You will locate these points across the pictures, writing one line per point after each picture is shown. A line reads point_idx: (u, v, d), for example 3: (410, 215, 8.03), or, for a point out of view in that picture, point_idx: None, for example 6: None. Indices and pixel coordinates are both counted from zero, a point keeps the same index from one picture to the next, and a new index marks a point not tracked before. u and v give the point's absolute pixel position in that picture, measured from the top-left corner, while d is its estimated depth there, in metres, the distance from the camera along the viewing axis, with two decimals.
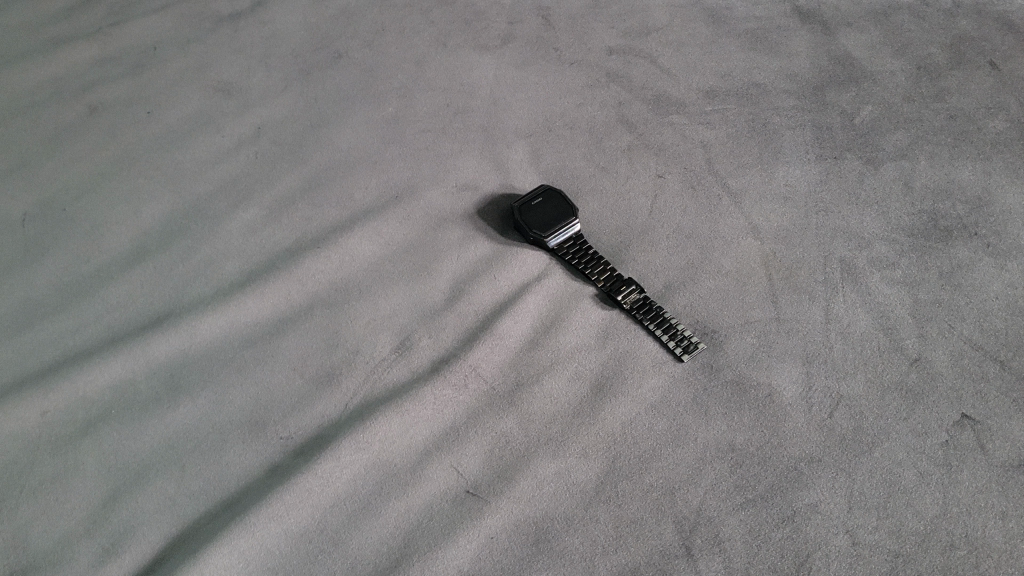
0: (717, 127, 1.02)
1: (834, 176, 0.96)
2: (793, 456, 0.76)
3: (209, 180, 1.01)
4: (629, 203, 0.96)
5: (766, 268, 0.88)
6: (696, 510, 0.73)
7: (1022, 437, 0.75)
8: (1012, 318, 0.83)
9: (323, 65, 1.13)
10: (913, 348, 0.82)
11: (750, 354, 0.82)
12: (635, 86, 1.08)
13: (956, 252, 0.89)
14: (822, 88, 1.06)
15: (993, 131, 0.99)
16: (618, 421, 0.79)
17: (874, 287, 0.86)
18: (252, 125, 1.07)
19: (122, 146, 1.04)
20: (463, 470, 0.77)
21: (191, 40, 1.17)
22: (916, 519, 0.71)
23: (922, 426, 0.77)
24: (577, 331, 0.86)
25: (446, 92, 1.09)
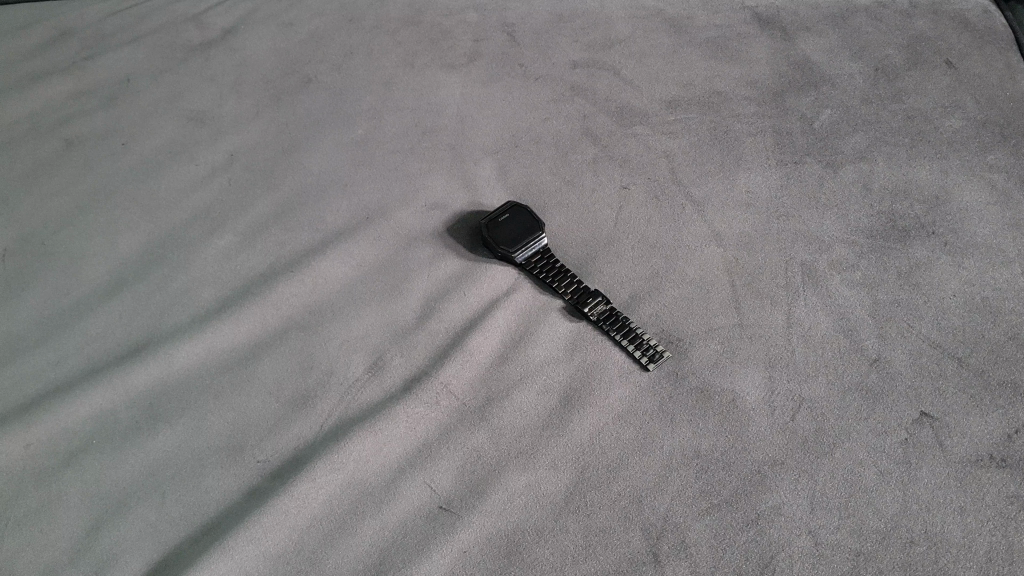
0: (680, 137, 1.04)
1: (794, 181, 0.98)
2: (757, 460, 0.77)
3: (185, 209, 1.03)
4: (595, 215, 0.97)
5: (728, 275, 0.90)
6: (663, 517, 0.74)
7: (979, 432, 0.77)
8: (969, 315, 0.85)
9: (294, 90, 1.16)
10: (873, 349, 0.83)
11: (714, 359, 0.84)
12: (599, 99, 1.10)
13: (914, 251, 0.91)
14: (782, 94, 1.09)
15: (950, 129, 1.02)
16: (587, 432, 0.81)
17: (834, 289, 0.88)
18: (225, 152, 1.09)
19: (99, 179, 1.06)
20: (436, 486, 0.79)
21: (164, 70, 1.19)
22: (876, 518, 0.72)
23: (882, 425, 0.78)
24: (546, 345, 0.88)
25: (414, 112, 1.11)
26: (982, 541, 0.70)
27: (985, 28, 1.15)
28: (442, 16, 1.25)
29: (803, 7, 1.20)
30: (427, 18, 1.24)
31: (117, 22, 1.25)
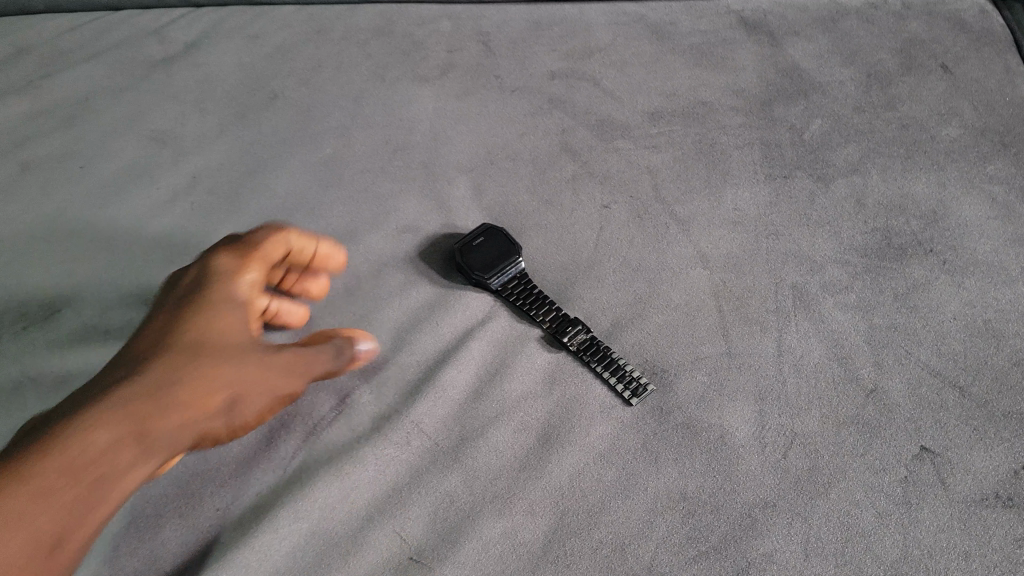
0: (663, 151, 0.99)
1: (784, 196, 0.93)
2: (747, 502, 0.72)
3: (145, 236, 0.98)
4: (574, 236, 0.92)
5: (715, 299, 0.85)
6: (647, 566, 0.70)
7: (983, 468, 0.73)
8: (971, 340, 0.80)
9: (260, 106, 1.10)
10: (869, 378, 0.78)
11: (701, 393, 0.79)
12: (578, 112, 1.05)
13: (911, 271, 0.86)
14: (770, 102, 1.03)
15: (948, 138, 0.97)
16: (566, 474, 0.76)
17: (827, 314, 0.83)
18: (188, 175, 1.04)
19: (54, 205, 1.01)
20: (405, 535, 0.74)
21: (125, 87, 1.13)
22: (875, 565, 0.68)
23: (879, 462, 0.73)
24: (523, 378, 0.83)
25: (385, 128, 1.06)
26: None
27: (981, 30, 1.10)
28: (414, 25, 1.19)
29: (790, 10, 1.15)
30: (399, 27, 1.19)
31: (76, 38, 1.19)
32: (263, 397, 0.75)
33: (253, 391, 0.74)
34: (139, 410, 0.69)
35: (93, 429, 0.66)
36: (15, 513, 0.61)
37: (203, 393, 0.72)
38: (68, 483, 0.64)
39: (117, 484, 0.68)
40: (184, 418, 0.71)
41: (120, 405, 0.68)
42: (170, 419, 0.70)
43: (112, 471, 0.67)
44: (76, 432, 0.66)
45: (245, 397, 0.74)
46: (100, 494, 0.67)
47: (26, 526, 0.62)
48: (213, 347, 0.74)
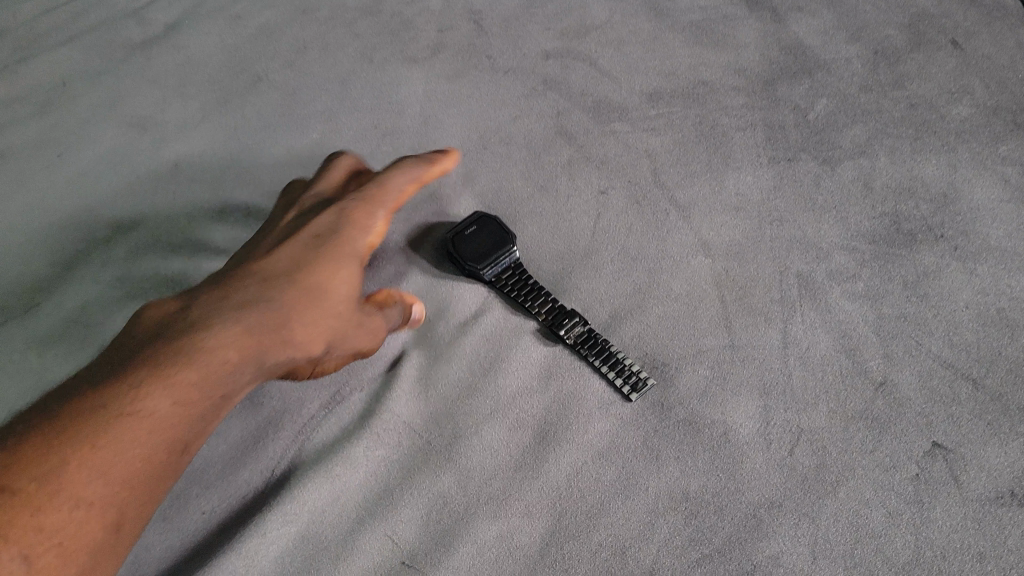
0: (662, 134, 0.95)
1: (788, 180, 0.90)
2: (752, 502, 0.69)
3: (125, 226, 0.94)
4: (570, 224, 0.89)
5: (718, 289, 0.82)
6: (649, 570, 0.67)
7: (998, 465, 0.70)
8: (984, 330, 0.77)
9: (244, 90, 1.07)
10: (878, 371, 0.75)
11: (703, 387, 0.76)
12: (574, 94, 1.01)
13: (921, 257, 0.83)
14: (773, 81, 1.00)
15: (958, 117, 0.94)
16: (564, 474, 0.73)
17: (834, 304, 0.80)
18: (169, 163, 1.00)
19: (30, 195, 0.97)
20: (398, 538, 0.71)
21: (103, 71, 1.09)
22: (886, 567, 0.65)
23: (890, 459, 0.70)
24: (518, 373, 0.79)
25: (373, 112, 1.02)
26: None
27: (992, 4, 1.06)
28: (403, 3, 1.15)
29: None
30: (387, 6, 1.15)
31: (52, 20, 1.15)
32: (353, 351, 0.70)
33: (350, 344, 0.69)
34: (255, 331, 0.61)
35: (215, 339, 0.59)
36: (164, 419, 0.55)
37: (320, 330, 0.65)
38: (193, 387, 0.57)
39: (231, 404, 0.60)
40: (295, 357, 0.64)
41: (239, 318, 0.61)
42: (285, 344, 0.63)
43: (228, 384, 0.59)
44: (202, 341, 0.58)
45: (343, 347, 0.68)
46: (216, 413, 0.59)
47: (165, 432, 0.55)
48: (330, 289, 0.67)
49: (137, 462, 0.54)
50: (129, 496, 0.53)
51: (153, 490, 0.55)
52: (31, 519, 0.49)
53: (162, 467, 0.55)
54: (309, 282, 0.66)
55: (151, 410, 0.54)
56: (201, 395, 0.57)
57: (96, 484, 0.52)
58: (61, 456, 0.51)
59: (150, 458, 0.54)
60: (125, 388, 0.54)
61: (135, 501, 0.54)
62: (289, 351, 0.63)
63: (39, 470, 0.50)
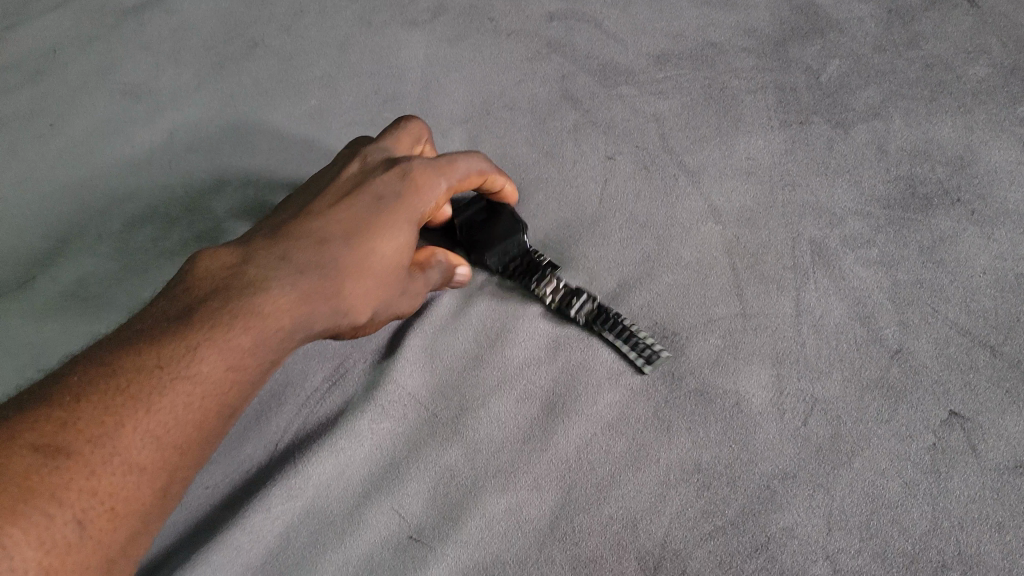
0: (670, 97, 0.93)
1: (800, 144, 0.87)
2: (765, 474, 0.68)
3: (120, 197, 0.92)
4: (577, 190, 0.87)
5: (729, 256, 0.80)
6: (661, 543, 0.66)
7: (1017, 433, 0.68)
8: (1003, 296, 0.75)
9: (239, 56, 1.04)
10: (893, 338, 0.74)
11: (714, 357, 0.74)
12: (579, 56, 0.98)
13: (937, 222, 0.81)
14: (783, 42, 0.97)
15: (974, 78, 0.91)
16: (573, 446, 0.71)
17: (847, 270, 0.78)
18: (165, 132, 0.98)
19: (23, 166, 0.95)
20: (405, 512, 0.70)
21: (94, 37, 1.06)
22: (903, 538, 0.64)
23: (906, 428, 0.69)
24: (525, 344, 0.78)
25: (373, 78, 1.00)
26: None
27: None
28: None
29: None
30: None
31: None
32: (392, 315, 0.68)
33: (390, 311, 0.67)
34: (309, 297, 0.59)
35: (268, 307, 0.58)
36: (215, 383, 0.54)
37: (369, 299, 0.63)
38: (246, 352, 0.56)
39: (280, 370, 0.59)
40: (341, 323, 0.62)
41: (293, 284, 0.59)
42: (335, 314, 0.61)
43: (279, 352, 0.58)
44: (252, 304, 0.57)
45: (383, 312, 0.67)
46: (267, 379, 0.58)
47: (218, 396, 0.54)
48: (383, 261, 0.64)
49: (189, 426, 0.53)
50: (179, 461, 0.52)
51: (202, 457, 0.54)
52: (88, 480, 0.47)
53: (211, 433, 0.54)
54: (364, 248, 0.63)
55: (206, 377, 0.53)
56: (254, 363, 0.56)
57: (147, 446, 0.50)
58: (119, 417, 0.50)
59: (201, 423, 0.53)
60: (183, 348, 0.54)
61: (185, 466, 0.53)
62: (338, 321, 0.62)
63: (93, 433, 0.49)
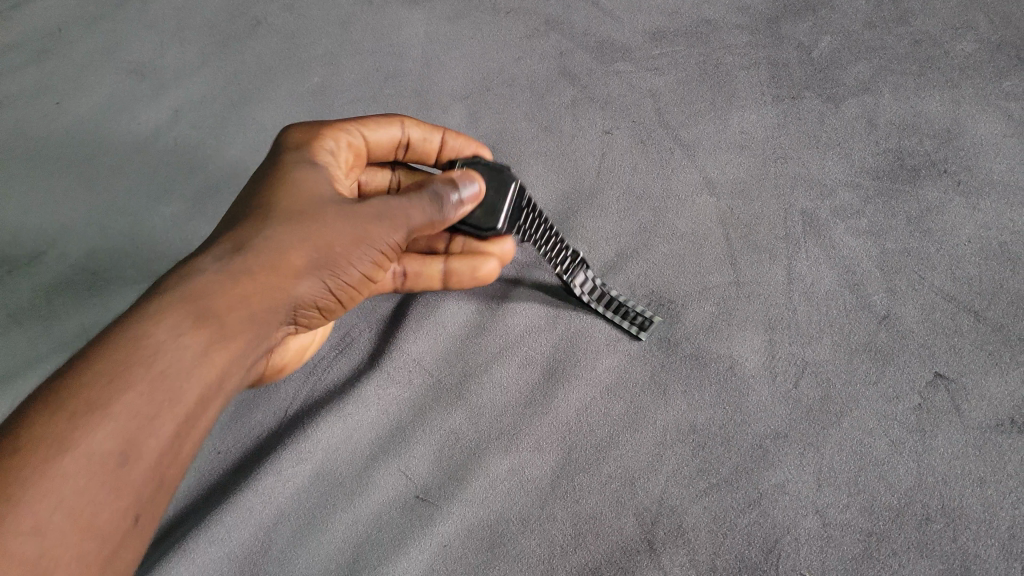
0: (666, 73, 0.95)
1: (792, 118, 0.90)
2: (758, 434, 0.71)
3: (128, 173, 0.95)
4: (575, 164, 0.89)
5: (722, 227, 0.83)
6: (657, 500, 0.68)
7: (999, 393, 0.71)
8: (987, 263, 0.78)
9: (243, 34, 1.06)
10: (881, 304, 0.76)
11: (709, 323, 0.77)
12: (577, 34, 1.00)
13: (924, 193, 0.83)
14: (776, 20, 0.99)
15: (962, 54, 0.93)
16: (573, 409, 0.74)
17: (837, 240, 0.81)
18: (170, 109, 1.00)
19: (31, 143, 0.97)
20: (411, 474, 0.72)
21: (99, 17, 1.08)
22: (889, 493, 0.67)
23: (893, 390, 0.72)
24: (525, 315, 0.81)
25: (374, 55, 1.02)
26: (1004, 515, 0.65)
27: None
28: None
29: None
30: None
31: None
32: (350, 264, 0.60)
33: (336, 256, 0.59)
34: (193, 309, 0.50)
35: (154, 319, 0.49)
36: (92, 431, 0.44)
37: (280, 272, 0.56)
38: (124, 386, 0.46)
39: (208, 403, 0.50)
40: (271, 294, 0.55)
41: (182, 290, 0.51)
42: (243, 309, 0.53)
43: (178, 372, 0.48)
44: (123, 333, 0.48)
45: (324, 269, 0.59)
46: (188, 414, 0.48)
47: (103, 444, 0.44)
48: (305, 178, 0.63)
49: (87, 493, 0.43)
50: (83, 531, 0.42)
51: (113, 516, 0.44)
52: None
53: (115, 486, 0.44)
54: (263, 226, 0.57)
55: (94, 424, 0.44)
56: (141, 388, 0.46)
57: (31, 533, 0.40)
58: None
59: (108, 478, 0.44)
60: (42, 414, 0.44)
61: (94, 534, 0.43)
62: (255, 318, 0.54)
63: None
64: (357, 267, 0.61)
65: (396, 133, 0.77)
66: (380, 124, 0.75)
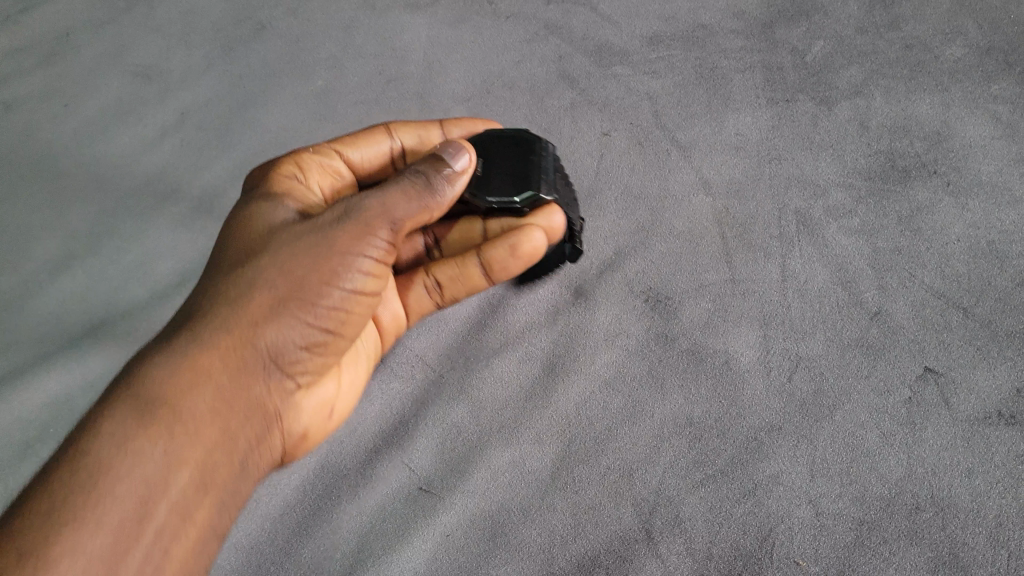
0: (663, 77, 0.97)
1: (787, 121, 0.92)
2: (753, 427, 0.73)
3: (135, 174, 0.96)
4: (574, 164, 0.91)
5: (718, 226, 0.85)
6: (655, 490, 0.70)
7: (987, 387, 0.73)
8: (975, 261, 0.80)
9: (247, 38, 1.07)
10: (873, 301, 0.78)
11: (705, 319, 0.79)
12: (575, 38, 1.02)
13: (915, 193, 0.85)
14: (771, 24, 1.01)
15: (952, 58, 0.96)
16: (572, 402, 0.76)
17: (830, 239, 0.83)
18: (176, 111, 1.02)
19: (40, 144, 0.99)
20: (414, 466, 0.74)
21: (105, 21, 1.10)
22: (880, 484, 0.69)
23: (884, 383, 0.74)
24: (526, 309, 0.82)
25: (377, 59, 1.04)
26: (991, 504, 0.67)
27: None
28: None
29: None
30: None
31: None
32: (331, 283, 0.60)
33: (310, 284, 0.59)
34: (150, 411, 0.54)
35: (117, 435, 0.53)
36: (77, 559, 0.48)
37: (242, 329, 0.58)
38: (99, 516, 0.50)
39: (205, 485, 0.56)
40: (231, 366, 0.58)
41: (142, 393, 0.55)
42: (208, 384, 0.56)
43: (151, 483, 0.52)
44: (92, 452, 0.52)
45: (294, 303, 0.59)
46: (181, 504, 0.54)
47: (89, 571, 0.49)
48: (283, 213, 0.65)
49: None
50: None
51: None
52: None
53: None
54: (226, 289, 0.60)
55: (78, 553, 0.49)
56: (118, 512, 0.51)
57: None
58: None
59: None
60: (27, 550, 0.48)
61: None
62: (227, 390, 0.57)
63: None
64: (339, 286, 0.60)
65: (386, 144, 0.79)
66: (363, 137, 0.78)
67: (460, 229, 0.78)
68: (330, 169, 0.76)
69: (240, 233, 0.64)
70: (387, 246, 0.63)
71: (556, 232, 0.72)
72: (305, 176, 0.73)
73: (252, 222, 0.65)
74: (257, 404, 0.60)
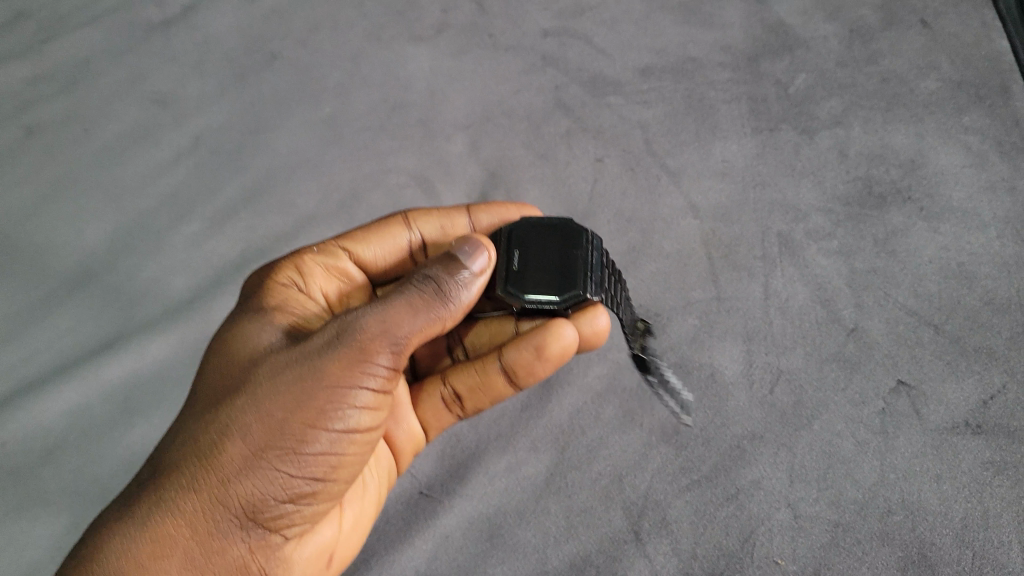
0: (653, 107, 1.03)
1: (770, 149, 0.97)
2: (736, 435, 0.77)
3: (150, 196, 1.01)
4: (569, 189, 0.97)
5: (705, 247, 0.90)
6: (643, 494, 0.75)
7: (956, 398, 0.77)
8: (945, 282, 0.85)
9: (259, 67, 1.12)
10: (849, 318, 0.83)
11: (693, 335, 0.84)
12: (571, 69, 1.08)
13: (890, 218, 0.90)
14: (756, 58, 1.06)
15: (926, 91, 1.01)
16: (565, 412, 0.81)
17: (811, 259, 0.88)
18: (191, 136, 1.06)
19: (61, 166, 1.04)
20: (416, 472, 0.79)
21: (124, 49, 1.14)
22: (854, 488, 0.73)
23: (860, 395, 0.78)
24: None
25: (382, 88, 1.09)
26: (958, 508, 0.71)
27: None
28: None
29: None
30: None
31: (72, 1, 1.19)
32: (320, 423, 0.57)
33: (292, 428, 0.56)
34: None
35: None
36: None
37: (208, 489, 0.55)
38: None
39: None
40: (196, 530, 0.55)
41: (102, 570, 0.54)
42: (174, 554, 0.55)
43: None
44: None
45: (273, 453, 0.56)
46: None
47: None
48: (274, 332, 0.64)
49: None
50: None
51: None
52: None
53: None
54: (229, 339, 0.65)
55: None
56: None
57: None
58: None
59: None
60: None
61: None
62: (196, 555, 0.55)
63: None
64: (326, 427, 0.57)
65: (403, 237, 0.81)
66: (376, 234, 0.80)
67: (485, 330, 0.81)
68: (337, 270, 0.78)
69: (232, 360, 0.62)
70: (387, 373, 0.60)
71: (600, 334, 0.73)
72: (306, 281, 0.74)
73: (248, 347, 0.63)
74: (235, 567, 0.57)
